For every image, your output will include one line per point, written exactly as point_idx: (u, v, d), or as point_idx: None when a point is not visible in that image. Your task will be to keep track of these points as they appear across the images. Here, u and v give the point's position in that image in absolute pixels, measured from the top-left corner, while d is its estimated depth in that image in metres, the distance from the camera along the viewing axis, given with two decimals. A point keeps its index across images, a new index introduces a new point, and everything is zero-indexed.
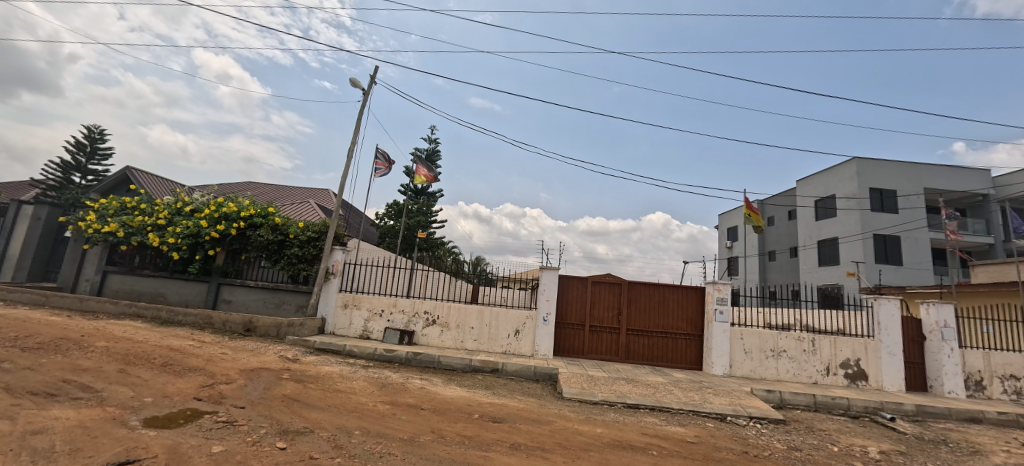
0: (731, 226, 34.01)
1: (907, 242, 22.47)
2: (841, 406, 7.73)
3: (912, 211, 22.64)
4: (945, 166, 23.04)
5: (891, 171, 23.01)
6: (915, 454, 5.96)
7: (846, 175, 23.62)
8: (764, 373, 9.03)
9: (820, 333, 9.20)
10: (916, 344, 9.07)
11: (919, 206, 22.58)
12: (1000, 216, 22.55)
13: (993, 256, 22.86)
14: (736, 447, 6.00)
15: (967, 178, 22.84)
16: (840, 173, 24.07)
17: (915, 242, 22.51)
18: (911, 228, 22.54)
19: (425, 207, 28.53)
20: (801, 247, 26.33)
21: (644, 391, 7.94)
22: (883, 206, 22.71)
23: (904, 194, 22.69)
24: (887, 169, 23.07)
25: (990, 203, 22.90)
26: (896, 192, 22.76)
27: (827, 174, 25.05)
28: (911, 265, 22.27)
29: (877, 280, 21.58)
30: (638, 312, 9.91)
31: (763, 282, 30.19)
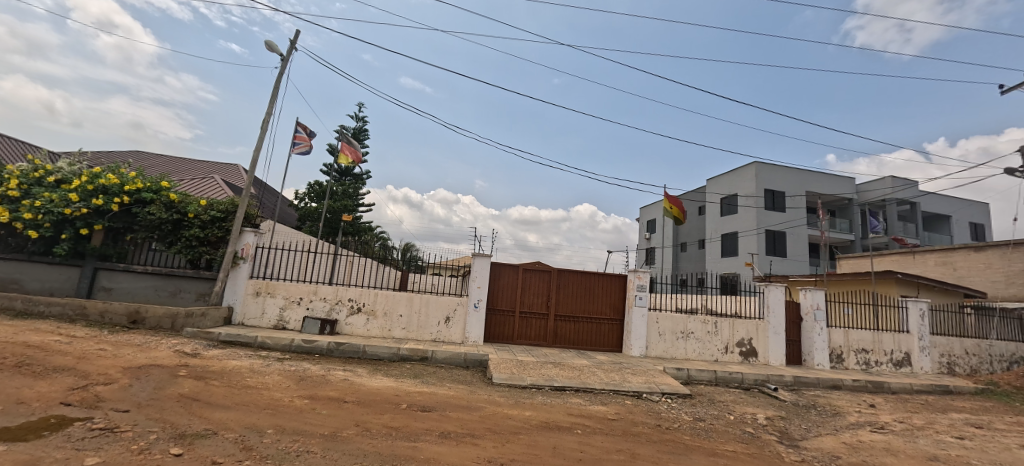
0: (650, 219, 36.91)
1: (790, 237, 26.08)
2: (736, 380, 8.76)
3: (796, 210, 26.27)
4: (822, 173, 26.97)
5: (782, 175, 26.43)
6: (792, 417, 6.97)
7: (747, 176, 26.70)
8: (675, 353, 9.90)
9: (721, 316, 10.30)
10: (795, 324, 10.53)
11: (800, 206, 26.27)
12: (860, 218, 26.84)
13: (853, 250, 27.36)
14: (651, 421, 6.53)
15: (838, 184, 26.97)
16: (742, 174, 27.12)
17: (797, 237, 26.17)
18: (794, 225, 26.20)
19: (350, 190, 26.99)
20: (708, 239, 29.43)
21: (570, 373, 8.29)
22: (774, 205, 26.08)
23: (791, 195, 26.26)
24: (780, 173, 26.45)
25: (853, 206, 27.29)
26: (784, 194, 26.28)
27: (732, 175, 28.05)
28: (793, 257, 25.91)
29: (766, 270, 24.83)
30: (566, 299, 10.28)
31: (676, 271, 33.24)
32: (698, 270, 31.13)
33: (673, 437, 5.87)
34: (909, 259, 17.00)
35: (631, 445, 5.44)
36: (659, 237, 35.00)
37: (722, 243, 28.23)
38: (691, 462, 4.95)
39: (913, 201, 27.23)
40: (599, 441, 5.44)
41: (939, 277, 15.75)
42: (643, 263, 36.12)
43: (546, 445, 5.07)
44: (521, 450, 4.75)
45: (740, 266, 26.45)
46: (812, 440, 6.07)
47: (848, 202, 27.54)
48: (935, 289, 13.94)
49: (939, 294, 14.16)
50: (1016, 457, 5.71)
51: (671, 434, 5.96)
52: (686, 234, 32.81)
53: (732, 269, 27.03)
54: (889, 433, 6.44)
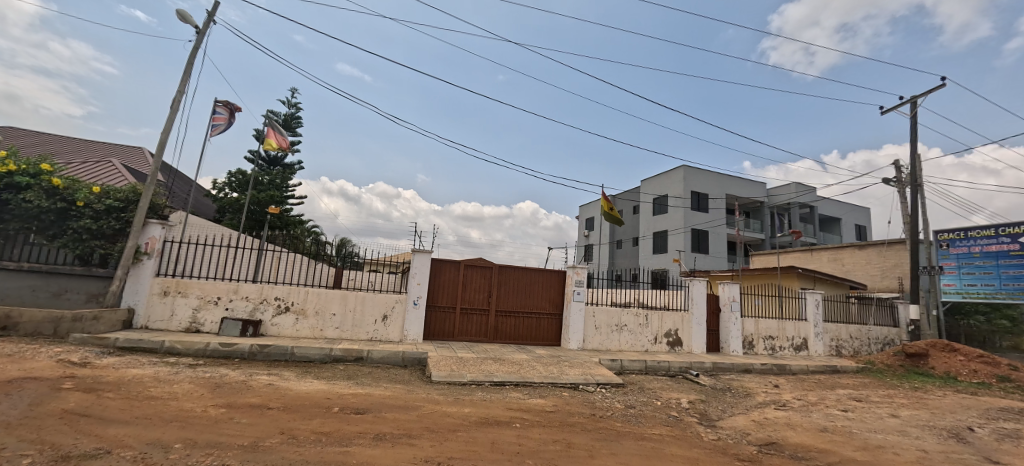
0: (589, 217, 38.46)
1: (713, 236, 28.51)
2: (663, 368, 9.38)
3: (717, 211, 28.77)
4: (740, 178, 29.81)
5: (706, 178, 28.79)
6: (711, 400, 7.61)
7: (676, 178, 28.72)
8: (609, 345, 10.38)
9: (651, 309, 10.97)
10: (715, 315, 11.51)
11: (721, 207, 28.78)
12: (769, 218, 29.99)
13: (763, 248, 30.56)
14: (586, 410, 6.79)
15: (753, 189, 29.96)
16: (672, 177, 29.17)
17: (718, 236, 28.67)
18: (716, 225, 28.66)
19: (277, 180, 25.06)
20: (641, 237, 31.29)
21: (510, 368, 8.37)
22: (699, 206, 28.35)
23: (713, 197, 28.70)
24: (704, 176, 28.80)
25: (764, 209, 30.48)
26: (708, 196, 28.66)
27: (663, 177, 30.04)
28: (715, 254, 28.36)
29: (691, 266, 26.95)
30: (507, 295, 10.36)
31: (612, 266, 34.97)
32: (632, 265, 33.00)
33: (606, 425, 6.15)
34: (809, 256, 19.33)
35: (567, 435, 5.60)
36: (597, 234, 36.59)
37: (653, 241, 30.18)
38: (623, 447, 5.22)
39: (812, 205, 30.99)
40: (536, 433, 5.55)
41: (831, 271, 18.09)
42: (582, 259, 37.57)
43: (485, 441, 5.06)
44: (459, 447, 4.70)
45: (669, 262, 28.48)
46: (727, 420, 6.68)
47: (760, 205, 30.68)
48: (826, 282, 15.97)
49: (830, 286, 16.24)
50: (885, 425, 6.72)
51: (604, 422, 6.24)
52: (621, 231, 34.62)
53: (662, 265, 29.02)
54: (790, 409, 7.27)
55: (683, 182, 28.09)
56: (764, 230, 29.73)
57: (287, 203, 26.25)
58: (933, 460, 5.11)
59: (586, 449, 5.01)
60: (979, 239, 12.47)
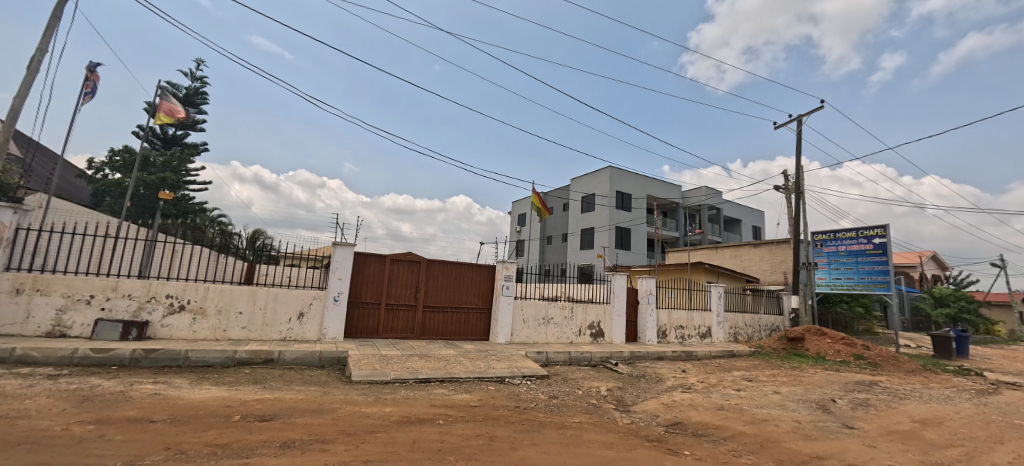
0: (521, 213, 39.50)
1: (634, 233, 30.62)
2: (586, 358, 9.85)
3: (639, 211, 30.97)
4: (659, 181, 32.38)
5: (629, 180, 30.86)
6: (627, 387, 8.13)
7: (603, 178, 30.44)
8: (536, 338, 10.65)
9: (577, 302, 11.46)
10: (634, 307, 12.33)
11: (643, 207, 30.97)
12: (683, 218, 32.90)
13: (676, 245, 33.51)
14: (510, 403, 6.87)
15: (670, 191, 32.70)
16: (598, 177, 30.87)
17: (639, 233, 30.86)
18: (639, 223, 30.80)
19: (174, 161, 22.22)
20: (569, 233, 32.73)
21: (436, 364, 8.22)
22: (623, 205, 30.30)
23: (635, 197, 30.86)
24: (628, 178, 30.84)
25: (679, 209, 33.43)
26: (630, 196, 30.75)
27: (590, 177, 31.74)
28: (635, 250, 30.50)
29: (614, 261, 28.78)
30: (435, 290, 10.17)
31: (543, 261, 36.12)
32: (561, 260, 34.36)
33: (529, 416, 6.28)
34: (715, 253, 21.52)
35: (489, 428, 5.63)
36: (528, 230, 37.68)
37: (580, 237, 31.74)
38: (544, 436, 5.35)
39: (719, 207, 34.56)
40: (459, 429, 5.49)
41: (732, 266, 20.31)
42: (513, 254, 38.43)
43: (406, 440, 4.89)
44: (377, 449, 4.49)
45: (593, 258, 30.18)
46: (641, 404, 7.17)
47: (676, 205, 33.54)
48: (728, 276, 17.89)
49: (731, 280, 18.24)
50: (769, 400, 7.67)
51: (527, 414, 6.37)
52: (551, 228, 36.00)
53: (588, 261, 30.65)
54: (693, 391, 8.02)
55: (609, 182, 29.89)
56: (678, 229, 32.55)
57: (186, 188, 23.41)
58: (805, 428, 5.92)
59: (507, 442, 5.04)
60: (845, 240, 14.63)
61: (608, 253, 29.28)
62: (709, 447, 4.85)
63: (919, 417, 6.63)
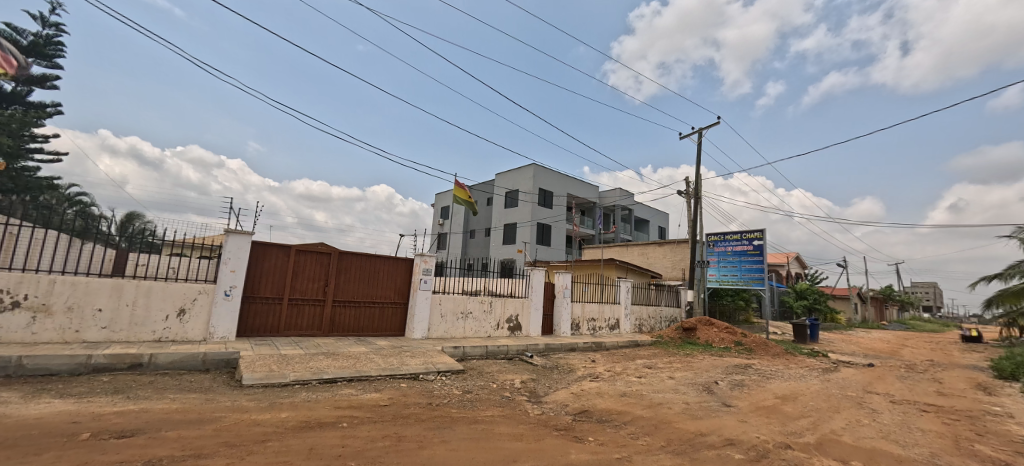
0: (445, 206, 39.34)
1: (555, 230, 31.95)
2: (502, 352, 10.05)
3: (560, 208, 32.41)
4: (579, 181, 34.19)
5: (552, 178, 32.15)
6: (540, 378, 8.43)
7: (526, 175, 31.33)
8: (454, 333, 10.59)
9: (496, 296, 11.62)
10: (550, 300, 12.85)
11: (563, 204, 32.47)
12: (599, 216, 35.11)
13: (593, 242, 35.70)
14: (422, 400, 6.72)
15: (589, 191, 34.69)
16: (523, 174, 31.73)
17: (560, 230, 32.26)
18: (559, 221, 32.29)
19: (13, 124, 18.25)
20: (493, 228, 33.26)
21: (344, 363, 7.76)
22: (545, 202, 31.50)
23: (557, 195, 32.24)
24: (550, 176, 32.09)
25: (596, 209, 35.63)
26: (552, 194, 32.06)
27: (513, 173, 32.46)
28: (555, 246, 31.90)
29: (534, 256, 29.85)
30: (346, 284, 9.59)
31: (464, 255, 36.43)
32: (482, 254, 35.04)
33: (440, 413, 6.18)
34: (626, 250, 23.29)
35: (397, 428, 5.43)
36: (451, 223, 37.62)
37: (503, 232, 32.43)
38: (458, 427, 5.20)
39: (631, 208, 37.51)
40: (364, 431, 5.22)
41: (640, 263, 22.16)
42: (435, 247, 38.09)
43: (304, 448, 4.51)
44: (268, 459, 4.07)
45: (514, 253, 31.05)
46: (551, 395, 7.48)
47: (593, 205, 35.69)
48: (636, 272, 19.50)
49: (638, 275, 19.90)
50: (665, 385, 8.49)
51: (439, 410, 6.27)
52: (475, 222, 36.39)
53: (509, 255, 31.46)
54: (600, 380, 8.57)
55: (532, 179, 30.92)
56: (595, 227, 34.68)
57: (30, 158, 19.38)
58: (692, 409, 6.63)
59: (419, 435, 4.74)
60: (732, 241, 16.73)
61: (529, 248, 30.30)
62: (611, 432, 5.14)
63: (780, 393, 7.80)
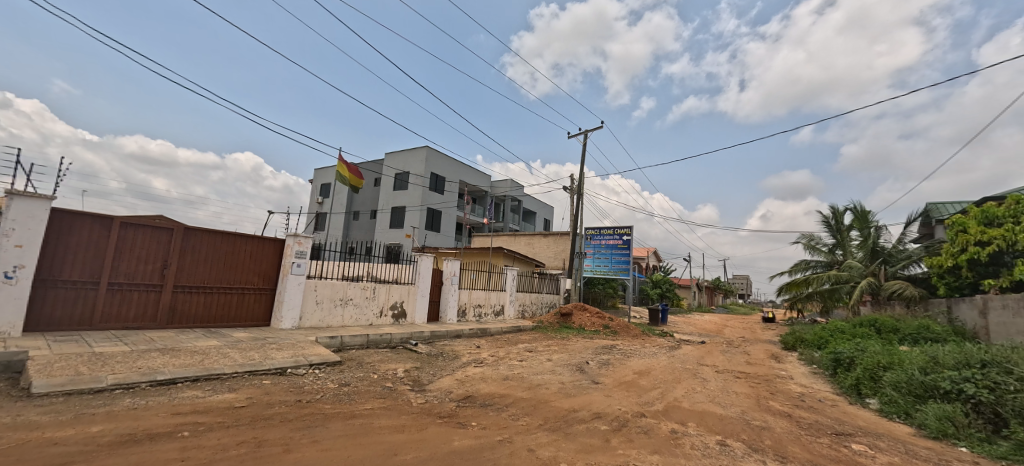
0: (326, 183, 36.02)
1: (446, 216, 31.66)
2: (385, 340, 9.58)
3: (451, 194, 32.17)
4: (472, 169, 34.39)
5: (445, 163, 31.69)
6: (425, 366, 8.25)
7: (419, 158, 30.38)
8: (331, 321, 9.70)
9: (380, 282, 11.00)
10: (438, 287, 12.72)
11: (454, 191, 32.27)
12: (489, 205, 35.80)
13: (482, 230, 36.40)
14: (290, 398, 5.79)
15: (481, 179, 35.13)
16: (415, 156, 30.62)
17: (450, 217, 32.06)
18: (451, 207, 32.11)
19: None
20: (379, 210, 31.55)
21: (187, 360, 6.45)
22: (436, 187, 30.95)
23: (449, 181, 31.95)
24: (444, 161, 31.60)
25: (487, 198, 36.32)
26: (445, 179, 31.66)
27: (405, 154, 31.17)
28: (445, 233, 31.65)
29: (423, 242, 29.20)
30: (194, 266, 8.00)
31: (346, 238, 33.99)
32: (366, 238, 33.11)
33: (314, 408, 5.37)
34: (514, 239, 24.27)
35: (267, 429, 4.34)
36: (332, 202, 34.60)
37: (390, 215, 31.01)
38: (332, 423, 4.73)
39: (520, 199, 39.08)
40: (220, 438, 3.94)
41: (526, 252, 23.33)
42: (311, 227, 34.65)
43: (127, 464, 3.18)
44: None
45: (402, 238, 29.99)
46: (436, 382, 7.38)
47: (485, 194, 36.32)
48: (521, 260, 20.52)
49: (523, 264, 20.97)
50: (542, 367, 9.09)
51: (312, 407, 5.43)
52: (359, 203, 34.11)
53: (396, 240, 30.26)
54: (484, 365, 8.77)
55: (424, 162, 30.09)
56: (486, 215, 35.40)
57: None
58: (566, 387, 7.23)
59: (280, 435, 4.13)
60: (607, 236, 18.74)
61: (418, 234, 29.53)
62: (494, 415, 5.28)
63: (637, 369, 9.01)
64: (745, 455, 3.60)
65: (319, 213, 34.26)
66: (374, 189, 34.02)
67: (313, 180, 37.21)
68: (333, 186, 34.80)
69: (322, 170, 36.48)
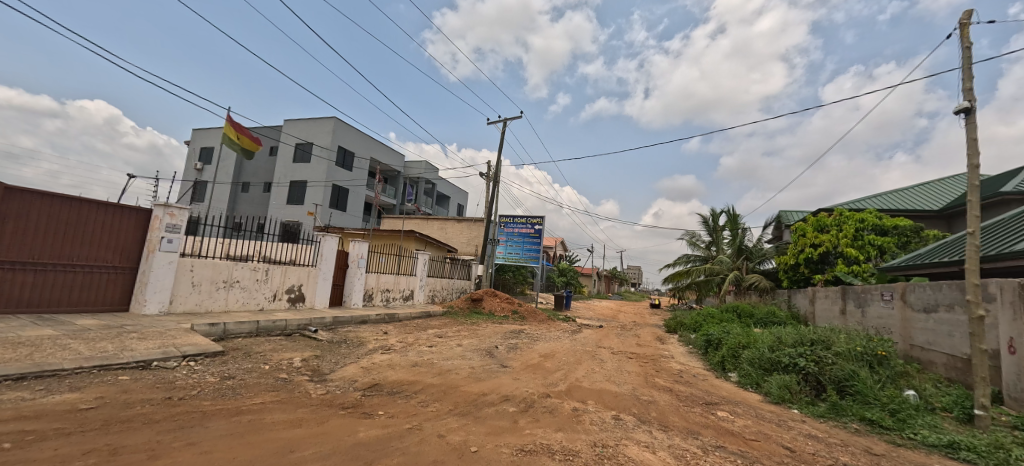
0: (206, 147, 31.02)
1: (353, 194, 29.53)
2: (278, 327, 8.68)
3: (361, 171, 30.02)
4: (385, 146, 32.49)
5: (355, 137, 29.41)
6: (326, 355, 7.66)
7: (325, 129, 27.72)
8: (210, 306, 8.45)
9: (274, 263, 9.88)
10: (342, 270, 11.89)
11: (364, 168, 30.18)
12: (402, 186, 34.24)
13: (394, 212, 34.77)
14: (157, 396, 4.90)
15: (394, 158, 33.39)
16: (320, 126, 27.86)
17: (358, 196, 29.98)
18: (360, 185, 30.02)
19: None
20: (275, 183, 28.23)
21: (5, 354, 5.06)
22: (343, 163, 28.60)
23: (359, 157, 29.77)
24: (354, 135, 29.29)
25: (400, 178, 34.69)
26: (354, 155, 29.40)
27: (309, 123, 28.19)
28: (352, 212, 29.56)
29: (326, 221, 26.90)
30: (17, 237, 6.28)
31: (232, 213, 29.83)
32: (257, 213, 29.42)
33: (191, 406, 4.66)
34: (428, 223, 23.67)
35: (130, 433, 3.62)
36: (214, 170, 29.99)
37: (288, 190, 27.93)
38: (214, 422, 4.16)
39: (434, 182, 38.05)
40: (62, 447, 3.21)
41: (439, 237, 22.94)
42: (186, 198, 29.67)
43: None
44: None
45: (302, 216, 27.28)
46: (338, 371, 6.90)
47: (398, 174, 34.64)
48: (434, 245, 20.13)
49: (435, 249, 20.61)
50: (452, 353, 9.09)
51: (187, 404, 4.69)
52: (249, 173, 30.09)
53: (294, 218, 27.41)
54: (392, 352, 8.46)
55: (331, 134, 27.55)
56: (398, 197, 33.86)
57: None
58: (476, 372, 7.33)
59: (142, 439, 3.50)
60: (519, 224, 19.33)
61: (321, 212, 27.10)
62: (402, 403, 5.14)
63: (543, 352, 9.51)
64: (636, 426, 4.05)
65: (197, 181, 29.46)
66: (268, 159, 30.25)
67: (189, 142, 31.74)
68: (216, 151, 30.12)
69: (202, 131, 31.25)
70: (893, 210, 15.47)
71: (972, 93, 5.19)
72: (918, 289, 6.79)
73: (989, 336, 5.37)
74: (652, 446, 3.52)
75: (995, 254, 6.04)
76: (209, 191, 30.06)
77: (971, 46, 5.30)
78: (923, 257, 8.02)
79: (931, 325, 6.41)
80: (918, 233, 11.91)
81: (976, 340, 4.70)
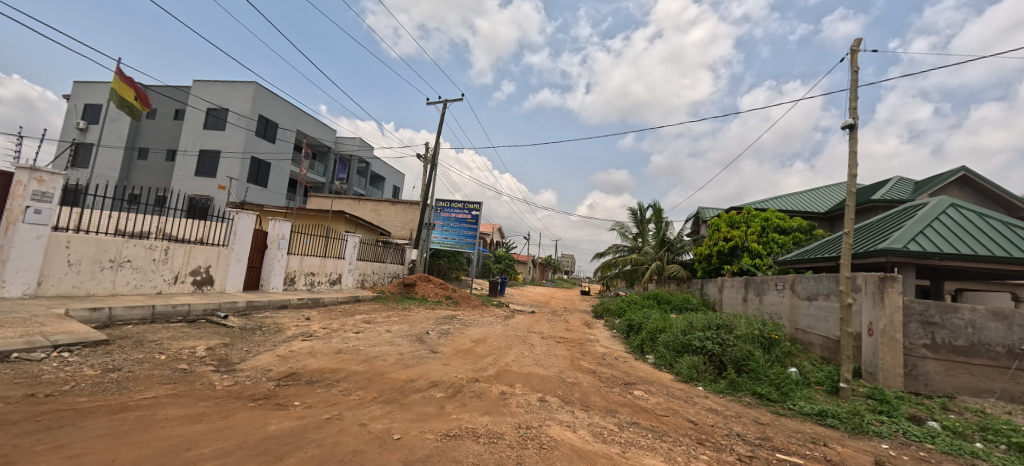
0: (92, 104, 26.45)
1: (277, 169, 27.03)
2: (179, 313, 7.71)
3: (286, 145, 27.52)
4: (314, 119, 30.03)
5: (280, 107, 26.81)
6: (235, 343, 6.96)
7: (244, 94, 24.91)
8: (92, 290, 7.25)
9: (176, 242, 8.72)
10: (259, 252, 10.87)
11: (290, 141, 27.68)
12: (332, 163, 32.02)
13: (322, 191, 32.44)
14: (16, 392, 4.11)
15: (325, 133, 31.00)
16: (238, 90, 24.96)
17: (282, 171, 27.51)
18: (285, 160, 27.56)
19: None
20: (181, 151, 24.94)
21: None
22: (265, 133, 25.97)
23: (284, 129, 27.22)
24: (278, 104, 26.68)
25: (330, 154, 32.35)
26: (278, 126, 26.79)
27: (225, 86, 25.13)
28: (276, 189, 27.10)
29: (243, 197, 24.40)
30: None
31: (125, 182, 25.88)
32: (158, 184, 25.84)
33: (62, 404, 3.97)
34: (361, 204, 22.46)
35: None
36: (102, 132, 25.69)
37: (198, 160, 24.80)
38: (91, 420, 3.59)
39: (368, 161, 36.07)
40: None
41: (372, 219, 21.88)
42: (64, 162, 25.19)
43: None
44: None
45: (214, 190, 24.44)
46: (250, 361, 6.32)
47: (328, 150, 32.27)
48: (365, 228, 19.18)
49: (367, 231, 19.65)
50: (381, 339, 8.76)
51: (57, 402, 3.98)
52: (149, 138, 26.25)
53: (205, 192, 24.48)
54: (313, 339, 7.93)
55: (252, 101, 24.83)
56: (327, 174, 31.63)
57: None
58: (404, 359, 7.13)
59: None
60: (457, 209, 19.03)
61: (237, 186, 24.47)
62: (321, 392, 4.83)
63: (474, 338, 9.51)
64: (560, 408, 4.19)
65: (80, 143, 25.11)
66: (173, 124, 26.57)
67: (69, 96, 26.86)
68: (105, 109, 25.79)
69: (87, 84, 26.59)
70: (789, 211, 17.58)
71: (857, 111, 5.99)
72: (805, 280, 7.78)
73: (854, 321, 6.32)
74: (574, 425, 3.67)
75: (864, 251, 7.08)
76: (95, 156, 25.76)
77: (859, 70, 6.09)
78: (810, 253, 9.21)
79: (813, 311, 7.40)
80: (807, 232, 13.68)
81: (844, 324, 5.50)
